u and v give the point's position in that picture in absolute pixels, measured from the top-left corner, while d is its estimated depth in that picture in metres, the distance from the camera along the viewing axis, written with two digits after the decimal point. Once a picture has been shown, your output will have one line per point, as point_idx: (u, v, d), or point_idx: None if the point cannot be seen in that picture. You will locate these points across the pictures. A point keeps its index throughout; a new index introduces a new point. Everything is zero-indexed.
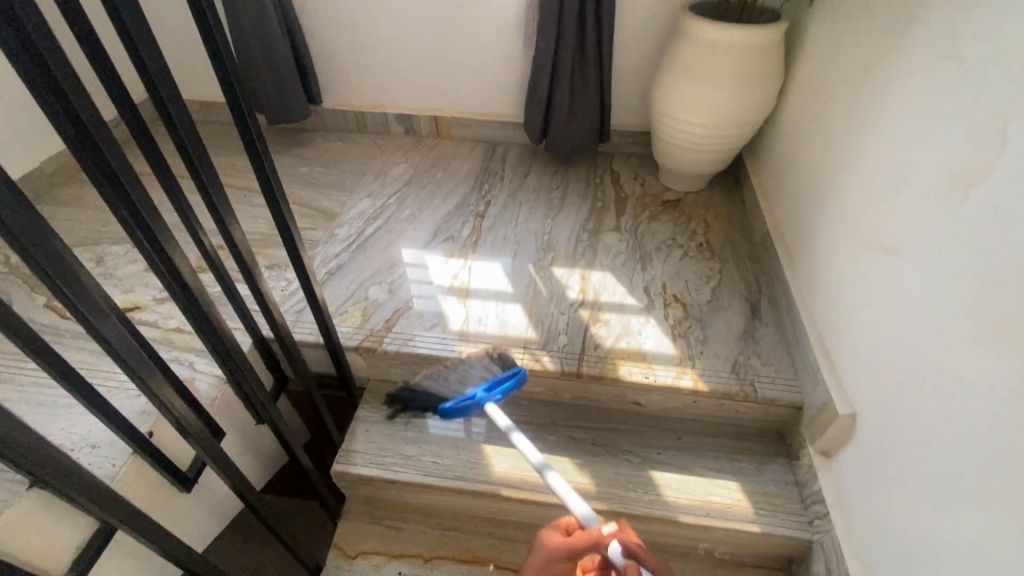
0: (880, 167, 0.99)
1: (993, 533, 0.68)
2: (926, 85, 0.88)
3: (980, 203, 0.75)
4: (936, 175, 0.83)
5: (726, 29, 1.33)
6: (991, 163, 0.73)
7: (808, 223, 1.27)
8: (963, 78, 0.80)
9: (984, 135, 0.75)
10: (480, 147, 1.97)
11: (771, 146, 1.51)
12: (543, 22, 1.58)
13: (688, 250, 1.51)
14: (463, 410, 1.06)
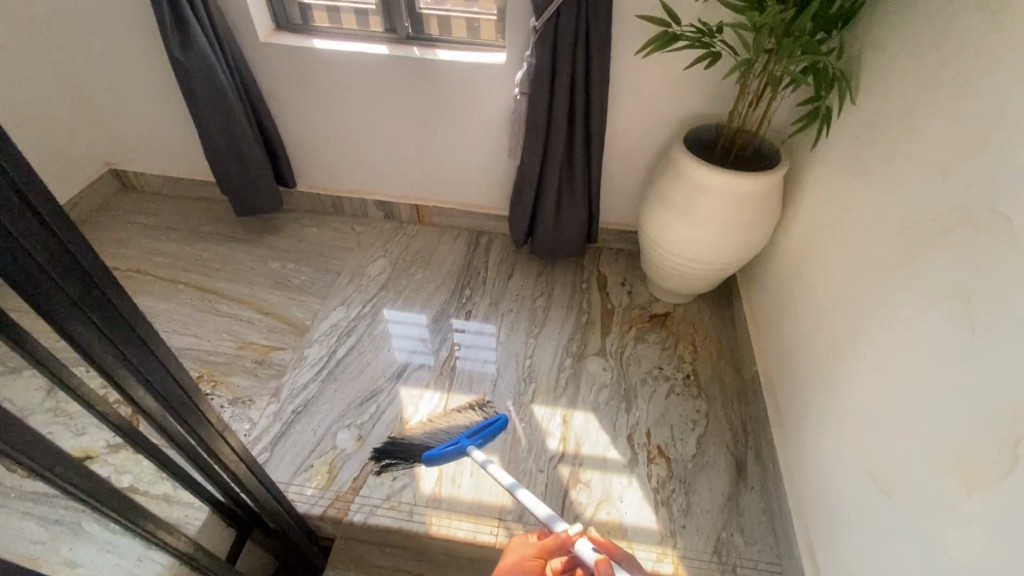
0: (880, 390, 0.92)
1: None
2: (931, 330, 0.82)
3: (984, 508, 0.69)
4: (939, 442, 0.78)
5: (720, 175, 1.27)
6: (998, 473, 0.68)
7: (801, 390, 1.21)
8: (980, 353, 0.73)
9: (993, 435, 0.69)
10: (463, 237, 1.88)
11: (765, 277, 1.45)
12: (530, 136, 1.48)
13: (674, 383, 1.46)
14: (446, 453, 1.17)
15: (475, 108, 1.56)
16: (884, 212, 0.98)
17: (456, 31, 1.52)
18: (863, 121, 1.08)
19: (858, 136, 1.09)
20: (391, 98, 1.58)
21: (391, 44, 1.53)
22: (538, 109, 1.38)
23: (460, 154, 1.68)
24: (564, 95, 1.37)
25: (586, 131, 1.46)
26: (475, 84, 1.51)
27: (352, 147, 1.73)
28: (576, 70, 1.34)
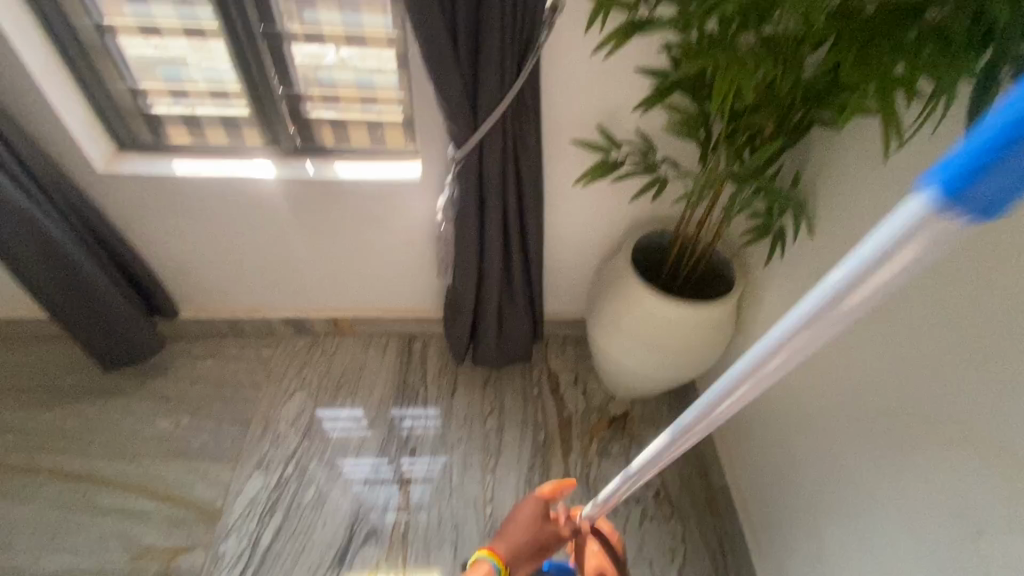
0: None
1: None
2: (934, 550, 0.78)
3: None
4: None
5: (675, 307, 1.16)
6: None
7: (778, 526, 1.16)
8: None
9: None
10: (393, 343, 1.63)
11: (726, 380, 1.37)
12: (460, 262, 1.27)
13: (646, 504, 1.37)
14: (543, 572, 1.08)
15: (390, 224, 1.33)
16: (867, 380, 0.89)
17: (355, 137, 1.28)
18: (828, 259, 0.98)
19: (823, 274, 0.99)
20: (285, 218, 1.31)
21: (276, 159, 1.25)
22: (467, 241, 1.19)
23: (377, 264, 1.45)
24: (496, 221, 1.19)
25: (522, 247, 1.29)
26: (387, 200, 1.27)
27: (244, 269, 1.43)
28: (505, 194, 1.16)
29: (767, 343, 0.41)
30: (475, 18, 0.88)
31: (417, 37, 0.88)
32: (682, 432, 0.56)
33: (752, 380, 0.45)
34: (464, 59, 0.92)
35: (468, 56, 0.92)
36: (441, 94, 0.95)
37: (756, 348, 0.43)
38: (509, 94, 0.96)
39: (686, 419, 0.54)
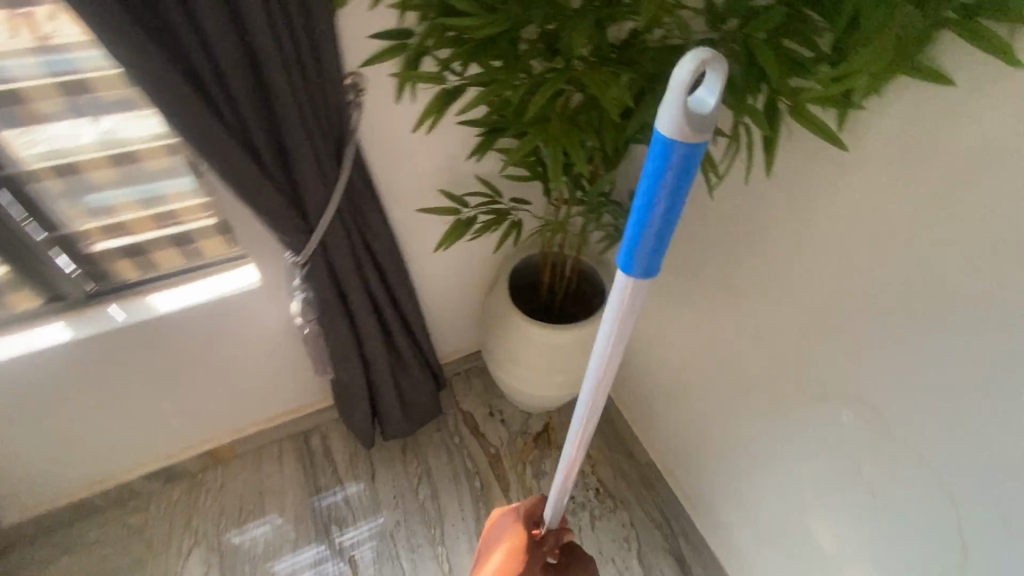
0: (799, 522, 1.01)
1: None
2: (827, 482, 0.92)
3: None
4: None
5: (562, 332, 1.20)
6: None
7: (704, 485, 1.29)
8: (892, 526, 0.82)
9: None
10: (288, 447, 1.47)
11: (623, 367, 1.46)
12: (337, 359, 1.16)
13: (591, 506, 1.43)
14: None
15: (241, 338, 1.17)
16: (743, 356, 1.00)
17: (163, 261, 1.08)
18: (680, 255, 1.07)
19: (680, 268, 1.08)
20: (106, 375, 1.08)
21: (68, 315, 1.03)
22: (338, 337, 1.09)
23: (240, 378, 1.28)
24: (363, 305, 1.09)
25: (399, 316, 1.21)
26: (229, 318, 1.11)
27: (71, 444, 1.17)
28: (364, 277, 1.06)
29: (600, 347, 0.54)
30: (273, 127, 0.78)
31: (211, 163, 0.75)
32: (579, 437, 0.66)
33: (595, 396, 0.60)
34: (275, 170, 0.81)
35: (278, 166, 0.82)
36: (260, 213, 0.84)
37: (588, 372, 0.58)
38: (338, 189, 0.88)
39: (571, 433, 0.66)
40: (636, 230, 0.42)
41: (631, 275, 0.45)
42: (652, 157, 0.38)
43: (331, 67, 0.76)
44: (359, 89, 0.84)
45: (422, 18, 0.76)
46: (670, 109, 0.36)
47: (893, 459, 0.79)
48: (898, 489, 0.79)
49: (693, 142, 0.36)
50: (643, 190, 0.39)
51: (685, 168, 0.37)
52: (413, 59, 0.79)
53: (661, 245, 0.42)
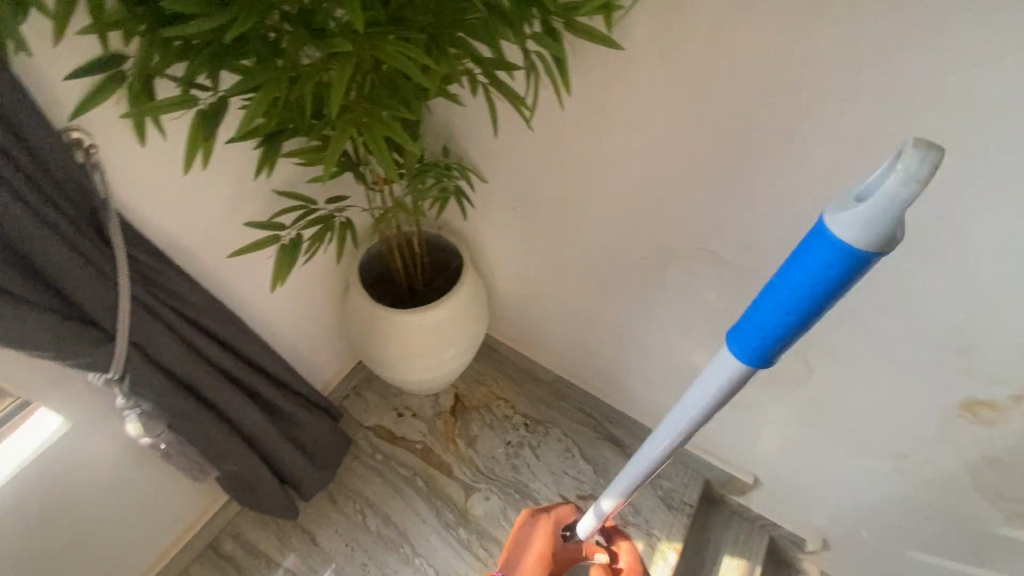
0: (692, 357, 1.20)
1: (902, 521, 1.16)
2: (699, 317, 1.10)
3: (805, 394, 1.08)
4: (756, 371, 1.11)
5: (435, 307, 1.17)
6: (806, 376, 1.04)
7: (608, 370, 1.43)
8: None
9: (790, 362, 1.04)
10: (203, 568, 1.26)
11: (500, 308, 1.50)
12: (215, 456, 0.98)
13: (528, 441, 1.50)
14: None
15: (78, 494, 0.94)
16: (602, 248, 1.13)
17: None
18: (515, 185, 1.13)
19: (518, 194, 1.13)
20: None
21: None
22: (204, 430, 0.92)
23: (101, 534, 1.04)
24: (217, 384, 0.92)
25: (263, 374, 1.05)
26: (50, 481, 0.88)
27: None
28: (202, 354, 0.89)
29: (681, 421, 0.64)
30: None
31: None
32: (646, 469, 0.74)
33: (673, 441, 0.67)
34: (20, 288, 0.62)
35: (23, 280, 0.63)
36: (24, 347, 0.64)
37: (671, 422, 0.65)
38: (124, 284, 0.70)
39: (641, 460, 0.73)
40: (772, 312, 0.48)
41: (750, 351, 0.51)
42: (813, 252, 0.43)
43: (37, 135, 0.59)
44: (89, 146, 0.66)
45: (133, 34, 0.61)
46: (856, 216, 0.40)
47: (730, 276, 0.99)
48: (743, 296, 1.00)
49: (872, 251, 0.41)
50: (793, 281, 0.45)
51: (851, 273, 0.42)
52: (143, 88, 0.65)
53: (797, 326, 0.48)
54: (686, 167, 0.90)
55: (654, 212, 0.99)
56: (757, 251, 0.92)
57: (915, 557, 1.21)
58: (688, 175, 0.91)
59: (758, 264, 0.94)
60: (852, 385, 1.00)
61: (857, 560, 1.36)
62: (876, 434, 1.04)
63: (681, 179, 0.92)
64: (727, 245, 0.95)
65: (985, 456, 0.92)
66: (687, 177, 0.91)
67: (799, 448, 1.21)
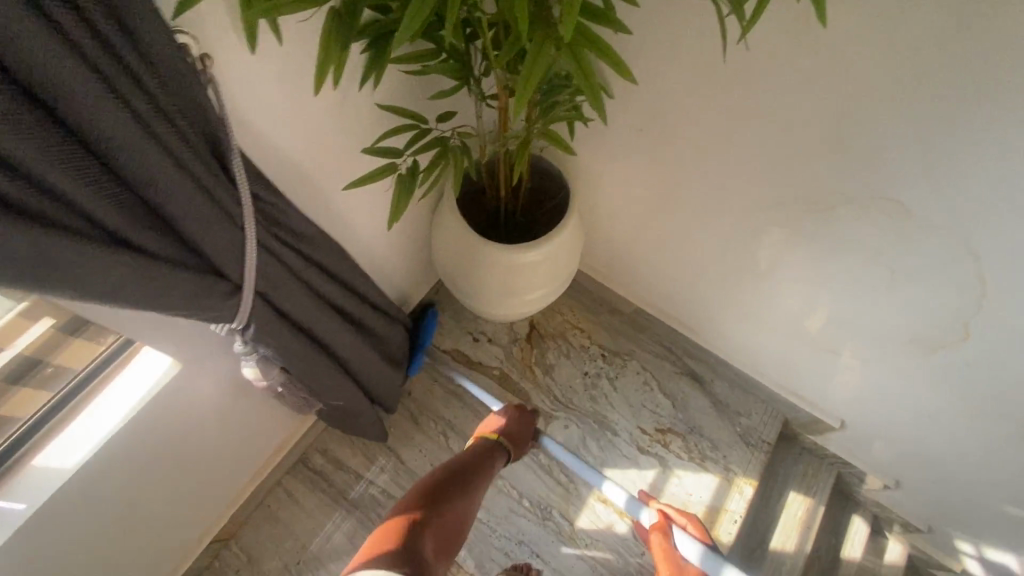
0: (811, 304, 1.11)
1: (1005, 478, 1.13)
2: (839, 266, 0.99)
3: (944, 356, 1.00)
4: (893, 327, 1.02)
5: (540, 242, 1.06)
6: (955, 340, 0.95)
7: (699, 307, 1.36)
8: (910, 281, 0.92)
9: (943, 324, 0.95)
10: (296, 477, 1.31)
11: (588, 236, 1.40)
12: (323, 393, 0.94)
13: (605, 372, 1.48)
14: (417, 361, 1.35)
15: (194, 426, 0.92)
16: (739, 181, 0.99)
17: (17, 409, 0.79)
18: (648, 101, 0.97)
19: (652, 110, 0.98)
20: (61, 547, 0.82)
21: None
22: (316, 372, 0.87)
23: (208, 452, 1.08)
24: (335, 326, 0.86)
25: (367, 308, 0.99)
26: (174, 411, 0.86)
27: None
28: (317, 294, 0.81)
29: None
30: (122, 182, 0.52)
31: (64, 280, 0.50)
32: None
33: None
34: (154, 240, 0.56)
35: (155, 231, 0.56)
36: (162, 308, 0.59)
37: None
38: (248, 225, 0.63)
39: None
40: None
41: None
42: None
43: (168, 59, 0.50)
44: (202, 58, 0.55)
45: None
46: None
47: (900, 229, 0.87)
48: (907, 252, 0.89)
49: None
50: None
51: None
52: None
53: None
54: (890, 96, 0.75)
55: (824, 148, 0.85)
56: (954, 204, 0.79)
57: (1005, 508, 1.20)
58: (894, 104, 0.75)
59: (949, 219, 0.81)
60: (1011, 354, 0.90)
61: (930, 501, 1.37)
62: (1016, 401, 0.97)
63: (878, 109, 0.77)
64: (911, 194, 0.81)
65: None
66: (887, 108, 0.76)
67: (909, 404, 1.15)
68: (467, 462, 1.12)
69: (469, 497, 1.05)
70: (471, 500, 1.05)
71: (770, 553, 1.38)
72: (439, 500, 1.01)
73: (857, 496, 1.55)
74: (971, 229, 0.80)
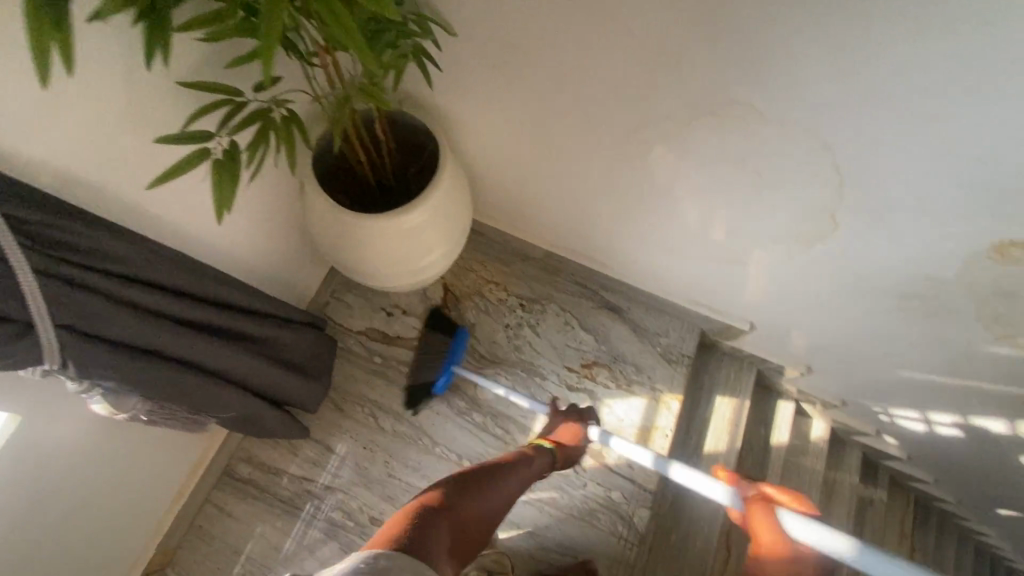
0: (701, 219, 1.11)
1: (895, 347, 1.21)
2: (713, 177, 0.99)
3: (821, 248, 1.03)
4: (774, 229, 1.04)
5: (414, 205, 1.00)
6: (828, 233, 0.98)
7: (602, 240, 1.35)
8: (776, 182, 0.93)
9: (814, 218, 0.97)
10: (225, 490, 1.26)
11: (480, 187, 1.34)
12: (200, 404, 0.88)
13: (525, 320, 1.47)
14: (445, 381, 1.34)
15: (59, 463, 0.91)
16: (604, 107, 0.95)
17: None
18: (491, 34, 0.90)
19: (498, 43, 0.91)
20: None
21: None
22: (175, 387, 0.82)
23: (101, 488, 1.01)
24: (188, 339, 0.81)
25: (242, 311, 0.93)
26: None
27: None
28: (146, 310, 0.75)
29: None
30: None
31: None
32: None
33: None
34: None
35: None
36: None
37: None
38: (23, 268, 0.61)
39: None
40: None
41: None
42: None
43: None
44: None
45: None
46: None
47: (755, 132, 0.86)
48: (769, 155, 0.89)
49: None
50: None
51: None
52: None
53: None
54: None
55: (672, 59, 0.82)
56: (798, 98, 0.78)
57: (900, 372, 1.30)
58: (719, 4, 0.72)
59: (798, 115, 0.80)
60: (876, 239, 0.94)
61: (839, 378, 1.47)
62: (890, 280, 1.02)
63: (707, 12, 0.74)
64: (756, 94, 0.80)
65: (998, 290, 0.92)
66: (714, 10, 0.73)
67: (803, 297, 1.20)
68: (510, 459, 1.04)
69: (501, 493, 0.97)
70: (503, 497, 0.97)
71: (704, 455, 1.46)
72: (466, 489, 0.92)
73: (780, 387, 1.65)
74: (820, 120, 0.80)
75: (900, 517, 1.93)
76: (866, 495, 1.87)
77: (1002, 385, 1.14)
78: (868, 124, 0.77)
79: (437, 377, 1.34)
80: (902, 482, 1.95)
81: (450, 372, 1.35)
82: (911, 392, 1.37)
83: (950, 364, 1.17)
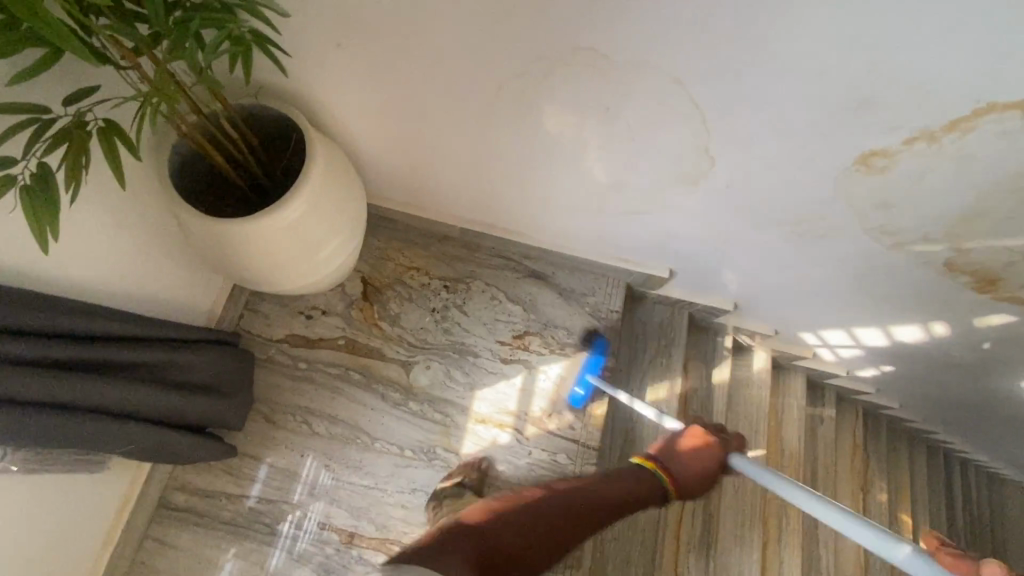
0: (593, 175, 1.10)
1: (804, 273, 1.24)
2: (591, 131, 0.98)
3: (709, 186, 1.03)
4: (661, 174, 1.04)
5: (284, 202, 0.95)
6: (708, 169, 0.99)
7: (510, 211, 1.33)
8: (647, 126, 0.92)
9: (692, 157, 0.97)
10: (162, 522, 1.23)
11: (377, 174, 1.30)
12: (71, 442, 0.85)
13: (450, 301, 1.45)
14: (581, 397, 1.35)
15: None
16: (463, 73, 0.93)
17: None
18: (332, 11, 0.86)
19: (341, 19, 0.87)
20: None
21: None
22: (29, 429, 0.78)
23: (11, 545, 0.97)
24: (31, 382, 0.77)
25: (109, 340, 0.89)
26: None
27: None
28: None
29: None
30: None
31: None
32: None
33: None
34: None
35: None
36: None
37: None
38: None
39: None
40: None
41: None
42: None
43: None
44: None
45: None
46: None
47: (612, 78, 0.85)
48: (631, 99, 0.88)
49: None
50: None
51: None
52: None
53: None
54: None
55: (512, 12, 0.79)
56: (640, 36, 0.77)
57: (815, 295, 1.33)
58: None
59: (643, 54, 0.79)
60: (752, 168, 0.95)
61: (765, 309, 1.51)
62: (779, 207, 1.03)
63: None
64: (601, 39, 0.79)
65: (876, 202, 0.93)
66: None
67: (709, 238, 1.21)
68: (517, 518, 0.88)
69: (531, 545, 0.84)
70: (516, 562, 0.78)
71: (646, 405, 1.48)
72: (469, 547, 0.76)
73: (715, 327, 1.68)
74: (662, 57, 0.79)
75: (851, 431, 2.00)
76: (816, 416, 1.94)
77: (906, 290, 1.18)
78: (711, 54, 0.77)
79: (579, 394, 1.35)
80: (850, 398, 2.02)
81: (587, 383, 1.36)
82: (832, 312, 1.40)
83: (855, 280, 1.20)
